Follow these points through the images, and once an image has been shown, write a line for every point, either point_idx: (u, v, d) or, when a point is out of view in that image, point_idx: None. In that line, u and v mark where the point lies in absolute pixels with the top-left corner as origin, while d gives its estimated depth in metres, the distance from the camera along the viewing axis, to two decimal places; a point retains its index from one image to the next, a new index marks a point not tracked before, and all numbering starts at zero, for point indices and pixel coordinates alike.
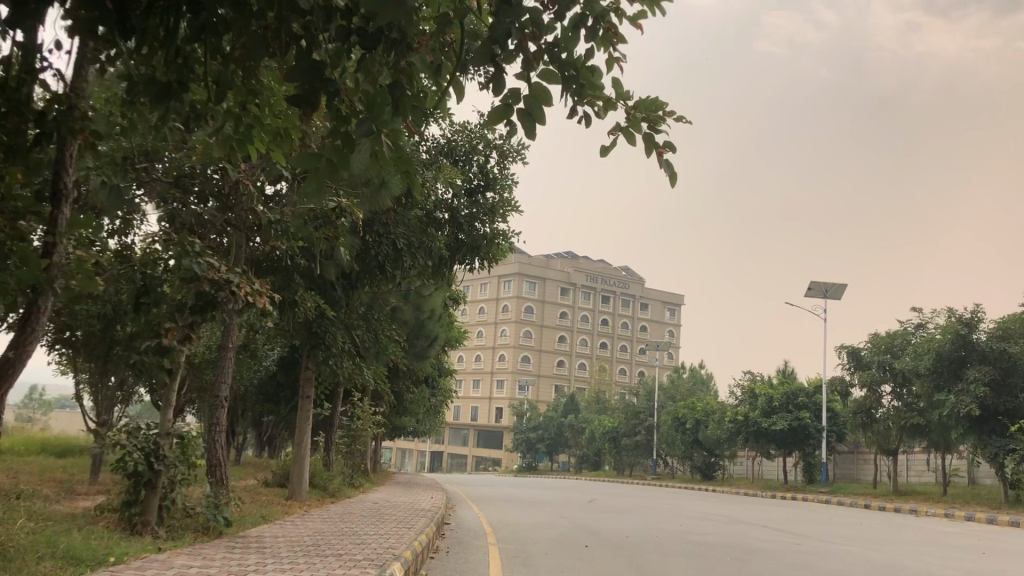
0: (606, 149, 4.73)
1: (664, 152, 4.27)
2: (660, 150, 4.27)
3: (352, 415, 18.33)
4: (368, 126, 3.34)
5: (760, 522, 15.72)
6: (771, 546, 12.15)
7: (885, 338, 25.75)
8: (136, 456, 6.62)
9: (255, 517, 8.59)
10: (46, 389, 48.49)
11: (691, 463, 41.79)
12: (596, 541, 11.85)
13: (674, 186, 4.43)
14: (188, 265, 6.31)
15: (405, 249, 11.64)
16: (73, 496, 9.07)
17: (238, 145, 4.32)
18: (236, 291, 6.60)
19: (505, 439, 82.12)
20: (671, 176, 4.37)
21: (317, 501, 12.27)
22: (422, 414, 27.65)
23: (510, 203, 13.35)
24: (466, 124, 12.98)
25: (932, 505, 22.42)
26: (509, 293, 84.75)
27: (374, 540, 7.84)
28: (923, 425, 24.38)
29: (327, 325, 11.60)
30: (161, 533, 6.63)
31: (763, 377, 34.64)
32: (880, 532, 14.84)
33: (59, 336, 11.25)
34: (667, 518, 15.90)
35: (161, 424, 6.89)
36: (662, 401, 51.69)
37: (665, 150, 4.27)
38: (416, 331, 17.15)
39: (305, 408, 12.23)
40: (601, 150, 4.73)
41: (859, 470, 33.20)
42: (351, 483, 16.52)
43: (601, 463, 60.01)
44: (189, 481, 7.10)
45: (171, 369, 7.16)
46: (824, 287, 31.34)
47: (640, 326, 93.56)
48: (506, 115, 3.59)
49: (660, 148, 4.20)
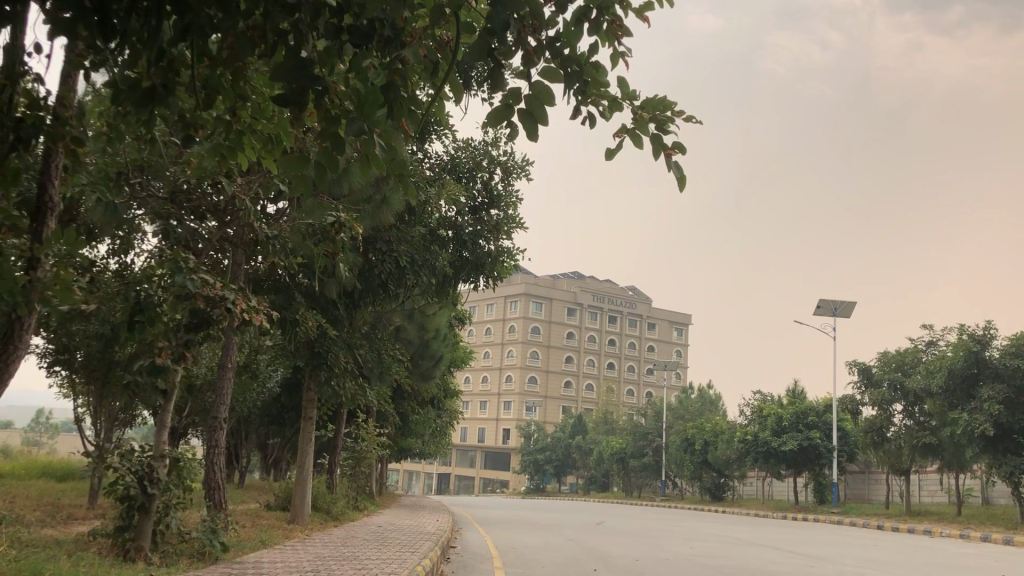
0: (611, 153, 4.57)
1: (673, 154, 4.09)
2: (669, 152, 4.10)
3: (356, 436, 18.11)
4: (359, 125, 3.15)
5: (772, 544, 15.40)
6: (784, 570, 11.84)
7: (896, 356, 25.48)
8: (128, 480, 6.38)
9: (254, 542, 8.36)
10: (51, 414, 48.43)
11: (700, 484, 41.34)
12: (604, 564, 11.59)
13: (684, 189, 4.25)
14: (181, 281, 6.10)
15: (407, 266, 11.47)
16: (67, 521, 8.85)
17: (228, 153, 4.16)
18: (232, 308, 6.39)
19: (512, 461, 81.63)
20: (680, 179, 4.20)
21: (319, 524, 12.04)
22: (428, 435, 27.39)
23: (514, 220, 13.18)
24: (469, 140, 12.84)
25: (947, 525, 22.03)
26: (515, 314, 84.45)
27: (375, 565, 7.61)
28: (935, 445, 24.04)
29: (329, 344, 11.42)
30: (154, 559, 6.41)
31: (773, 397, 34.30)
32: (895, 555, 14.51)
33: (57, 357, 11.07)
34: (676, 540, 15.60)
35: (154, 445, 6.67)
36: (670, 422, 51.26)
37: (674, 152, 4.09)
38: (421, 352, 16.96)
39: (307, 430, 12.02)
40: (607, 153, 4.57)
41: (870, 491, 32.78)
42: (354, 505, 16.28)
43: (609, 485, 59.54)
44: (185, 505, 6.89)
45: (165, 389, 6.95)
46: (833, 304, 31.04)
47: (647, 346, 93.14)
48: (506, 116, 3.41)
49: (669, 150, 4.02)
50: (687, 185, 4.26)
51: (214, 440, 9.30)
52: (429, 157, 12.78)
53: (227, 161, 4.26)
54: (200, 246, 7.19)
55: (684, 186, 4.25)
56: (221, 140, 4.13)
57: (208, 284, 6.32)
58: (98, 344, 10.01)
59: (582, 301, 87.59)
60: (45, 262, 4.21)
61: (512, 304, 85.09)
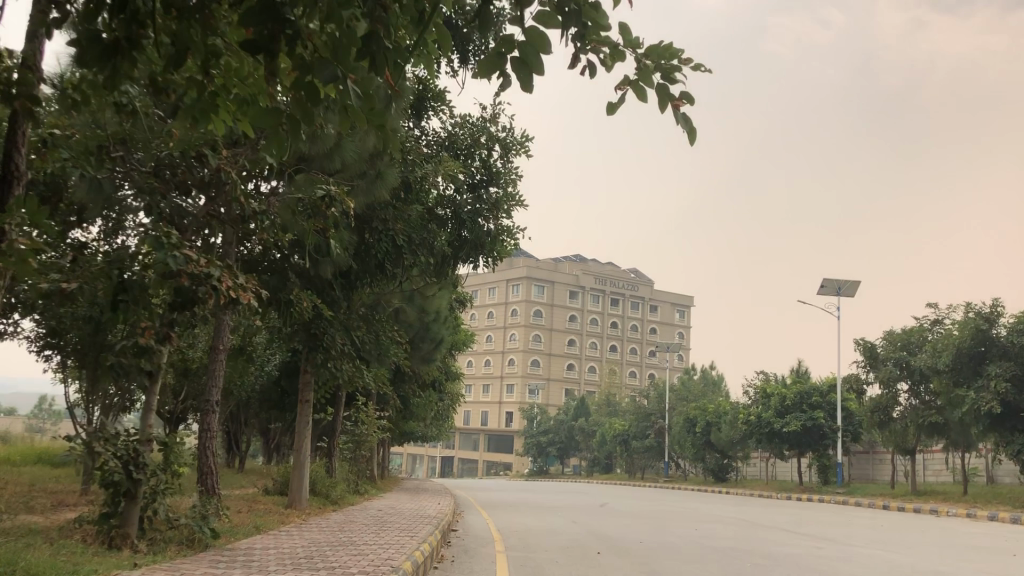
0: (614, 109, 4.36)
1: (681, 106, 3.87)
2: (676, 104, 3.87)
3: (356, 420, 17.89)
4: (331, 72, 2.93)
5: (777, 525, 15.20)
6: (792, 551, 11.56)
7: (901, 335, 25.21)
8: (112, 464, 6.13)
9: (247, 528, 8.14)
10: (52, 400, 48.48)
11: (703, 465, 41.15)
12: (608, 547, 11.34)
13: (692, 144, 4.05)
14: (162, 258, 5.82)
15: (404, 245, 11.17)
16: (55, 508, 8.63)
17: (201, 116, 3.88)
18: (217, 286, 6.11)
19: (515, 444, 81.62)
20: (689, 133, 3.98)
21: (317, 509, 11.84)
22: (429, 418, 27.27)
23: (514, 198, 12.85)
24: (467, 116, 12.50)
25: (953, 504, 21.88)
26: (517, 297, 84.15)
27: (373, 551, 7.38)
28: (942, 423, 23.83)
29: (326, 325, 11.18)
30: (141, 546, 6.20)
31: (776, 377, 34.08)
32: (904, 535, 14.24)
33: (48, 340, 10.85)
34: (681, 522, 15.37)
35: (139, 429, 6.43)
36: (673, 404, 51.10)
37: (681, 104, 3.87)
38: (421, 335, 16.72)
39: (304, 414, 11.76)
40: (610, 110, 4.35)
41: (876, 472, 32.65)
42: (354, 489, 16.12)
43: (613, 466, 59.50)
44: (173, 490, 6.66)
45: (152, 370, 6.71)
46: (837, 284, 30.77)
47: (650, 328, 92.83)
48: (499, 65, 3.19)
49: (677, 101, 3.80)
50: (697, 139, 4.04)
51: (206, 424, 9.04)
52: (427, 134, 12.46)
53: (200, 126, 4.01)
54: (187, 223, 6.94)
55: (693, 141, 4.04)
56: (193, 102, 3.85)
57: (192, 261, 6.04)
58: (88, 329, 9.76)
59: (584, 284, 87.27)
60: (10, 233, 3.97)
61: (514, 288, 84.84)
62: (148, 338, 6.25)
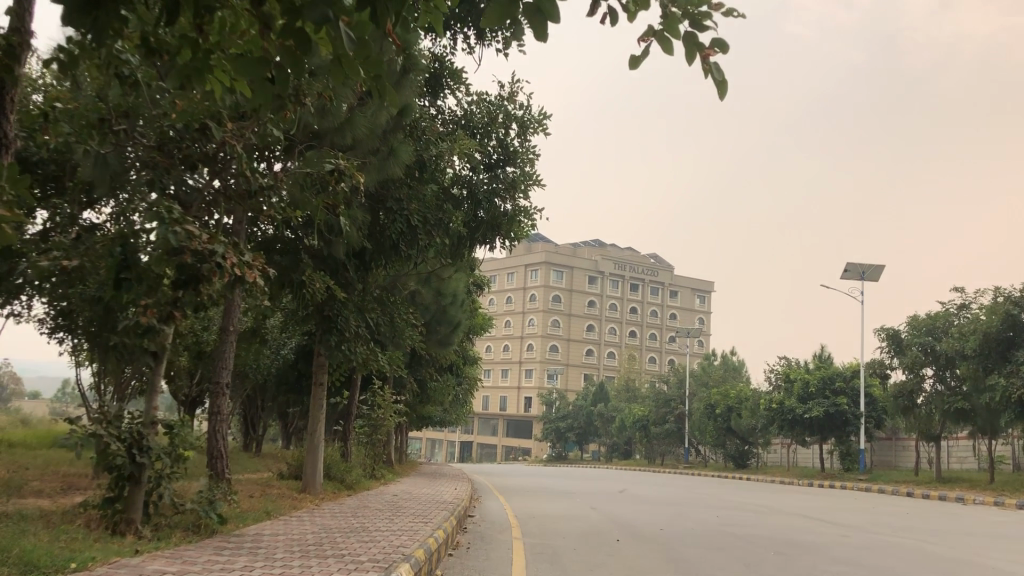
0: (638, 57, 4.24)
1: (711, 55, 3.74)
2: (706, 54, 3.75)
3: (373, 404, 17.73)
4: (322, 12, 2.74)
5: (801, 512, 14.89)
6: (817, 539, 11.22)
7: (925, 320, 24.71)
8: (116, 447, 5.94)
9: (256, 513, 7.95)
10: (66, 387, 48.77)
11: (723, 451, 40.76)
12: (627, 533, 11.09)
13: (724, 96, 3.94)
14: (163, 235, 5.61)
15: (419, 226, 10.84)
16: (63, 491, 8.49)
17: (195, 76, 3.66)
18: (222, 263, 5.89)
19: (534, 429, 81.56)
20: (721, 86, 3.89)
21: (331, 494, 11.66)
22: (447, 402, 27.09)
23: (532, 177, 12.47)
24: (483, 94, 12.16)
25: (979, 492, 21.48)
26: (536, 283, 83.92)
27: (385, 538, 7.16)
28: (968, 410, 23.34)
29: (339, 307, 11.00)
30: (146, 532, 6.03)
31: (798, 362, 33.66)
32: (934, 523, 13.86)
33: (59, 322, 10.73)
34: (700, 508, 15.07)
35: (144, 412, 6.24)
36: (693, 389, 50.72)
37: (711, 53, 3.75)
38: (437, 317, 16.49)
39: (318, 397, 11.56)
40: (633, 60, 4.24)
41: (899, 458, 32.22)
42: (371, 474, 16.00)
43: (632, 452, 59.34)
44: (178, 475, 6.46)
45: (156, 351, 6.51)
46: (861, 268, 30.26)
47: (670, 313, 92.19)
48: (508, 13, 3.06)
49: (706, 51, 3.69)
50: (729, 92, 3.86)
51: (217, 407, 8.85)
52: (442, 113, 12.13)
53: (194, 87, 3.80)
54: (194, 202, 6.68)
55: (724, 94, 3.93)
56: (185, 62, 3.64)
57: (193, 238, 5.83)
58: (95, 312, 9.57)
59: (604, 269, 86.86)
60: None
61: (533, 273, 84.58)
62: (151, 318, 6.06)
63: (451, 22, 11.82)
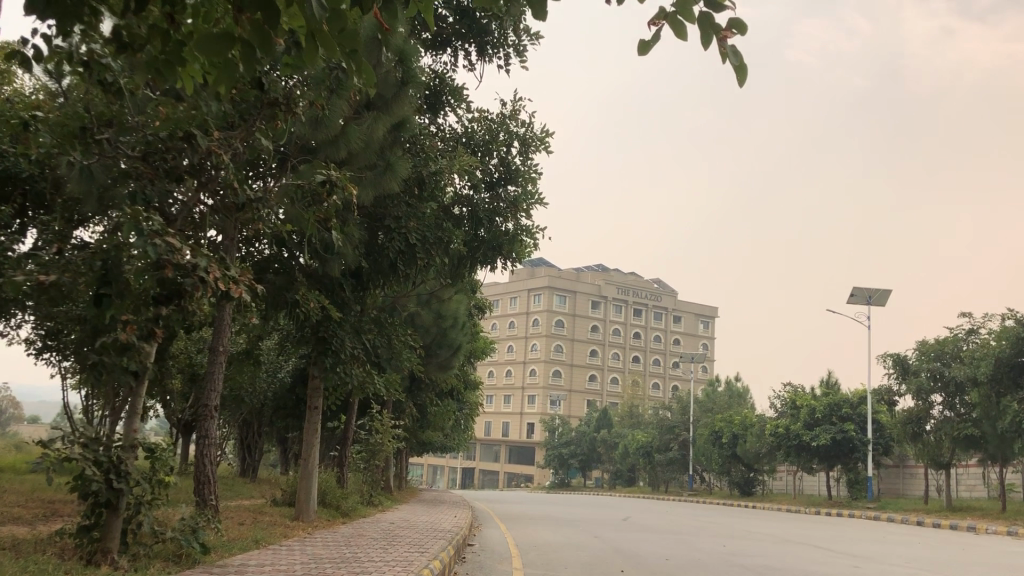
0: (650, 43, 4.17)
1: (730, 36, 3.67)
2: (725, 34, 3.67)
3: (370, 429, 17.36)
4: None
5: (808, 541, 14.49)
6: (827, 570, 10.84)
7: (934, 345, 24.35)
8: (92, 472, 5.61)
9: (244, 541, 7.60)
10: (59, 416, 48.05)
11: (729, 478, 40.19)
12: (631, 564, 10.69)
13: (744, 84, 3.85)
14: (142, 248, 5.29)
15: (418, 245, 10.55)
16: (44, 518, 8.15)
17: (163, 71, 3.49)
18: (205, 277, 5.60)
19: (536, 455, 80.89)
20: (740, 71, 3.81)
21: (325, 522, 11.29)
22: (448, 427, 26.67)
23: (534, 196, 12.19)
24: (485, 111, 11.94)
25: (989, 522, 21.05)
26: (539, 308, 83.60)
27: (377, 569, 6.83)
28: (978, 437, 22.87)
29: (335, 328, 10.69)
30: (122, 563, 5.69)
31: (805, 388, 33.23)
32: (946, 554, 13.47)
33: (44, 341, 10.41)
34: (706, 537, 14.69)
35: (123, 435, 5.89)
36: (696, 416, 50.19)
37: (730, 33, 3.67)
38: (438, 340, 16.18)
39: (312, 421, 11.22)
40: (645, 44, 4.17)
41: (907, 486, 31.74)
42: (368, 501, 15.64)
43: (636, 479, 58.65)
44: (159, 502, 6.12)
45: (137, 370, 6.17)
46: (867, 292, 29.94)
47: (674, 339, 91.70)
48: None
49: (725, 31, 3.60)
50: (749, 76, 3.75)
51: (205, 431, 8.51)
52: (443, 130, 11.91)
53: (166, 82, 3.65)
54: (179, 214, 6.33)
55: (744, 81, 3.85)
56: (155, 54, 3.46)
57: (175, 249, 5.53)
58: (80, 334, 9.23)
59: (607, 294, 86.57)
60: None
61: (536, 297, 84.42)
62: (129, 334, 5.74)
63: (451, 39, 11.65)
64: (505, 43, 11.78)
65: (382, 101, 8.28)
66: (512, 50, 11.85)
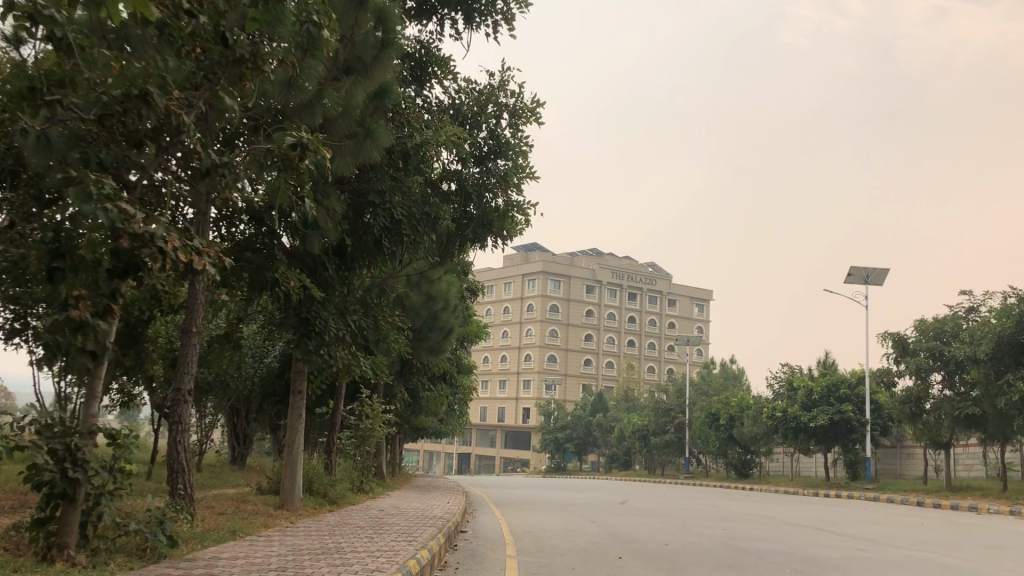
0: None
1: None
2: None
3: (360, 414, 16.93)
4: None
5: (812, 524, 14.12)
6: (833, 554, 10.40)
7: (933, 324, 24.00)
8: (45, 461, 5.17)
9: (219, 533, 7.17)
10: None
11: (726, 461, 39.92)
12: (630, 549, 10.28)
13: None
14: (90, 213, 4.81)
15: (404, 222, 10.10)
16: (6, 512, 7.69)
17: None
18: (164, 247, 5.14)
19: (532, 440, 80.60)
20: None
21: (311, 511, 10.88)
22: (443, 412, 26.30)
23: (525, 169, 11.73)
24: (472, 83, 11.46)
25: (989, 501, 20.78)
26: (533, 292, 83.23)
27: (358, 560, 6.40)
28: (979, 416, 22.57)
29: (318, 309, 10.23)
30: (80, 559, 5.29)
31: (802, 370, 32.92)
32: (952, 535, 13.13)
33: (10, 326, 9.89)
34: (706, 521, 14.28)
35: (81, 421, 5.42)
36: (693, 399, 49.92)
37: None
38: (429, 323, 15.75)
39: (297, 406, 10.78)
40: None
41: (906, 467, 31.52)
42: (357, 489, 15.25)
43: (631, 462, 58.40)
44: (122, 492, 5.70)
45: (95, 350, 5.71)
46: (865, 271, 29.57)
47: (669, 322, 91.39)
48: None
49: None
50: None
51: (178, 417, 8.07)
52: (429, 102, 11.43)
53: None
54: (139, 183, 5.93)
55: None
56: None
57: (130, 217, 5.04)
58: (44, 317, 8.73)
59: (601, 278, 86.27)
60: None
61: (530, 282, 84.01)
62: (82, 311, 5.28)
63: (437, 6, 11.16)
64: (493, 11, 11.28)
65: (361, 66, 7.84)
66: (501, 17, 11.36)
